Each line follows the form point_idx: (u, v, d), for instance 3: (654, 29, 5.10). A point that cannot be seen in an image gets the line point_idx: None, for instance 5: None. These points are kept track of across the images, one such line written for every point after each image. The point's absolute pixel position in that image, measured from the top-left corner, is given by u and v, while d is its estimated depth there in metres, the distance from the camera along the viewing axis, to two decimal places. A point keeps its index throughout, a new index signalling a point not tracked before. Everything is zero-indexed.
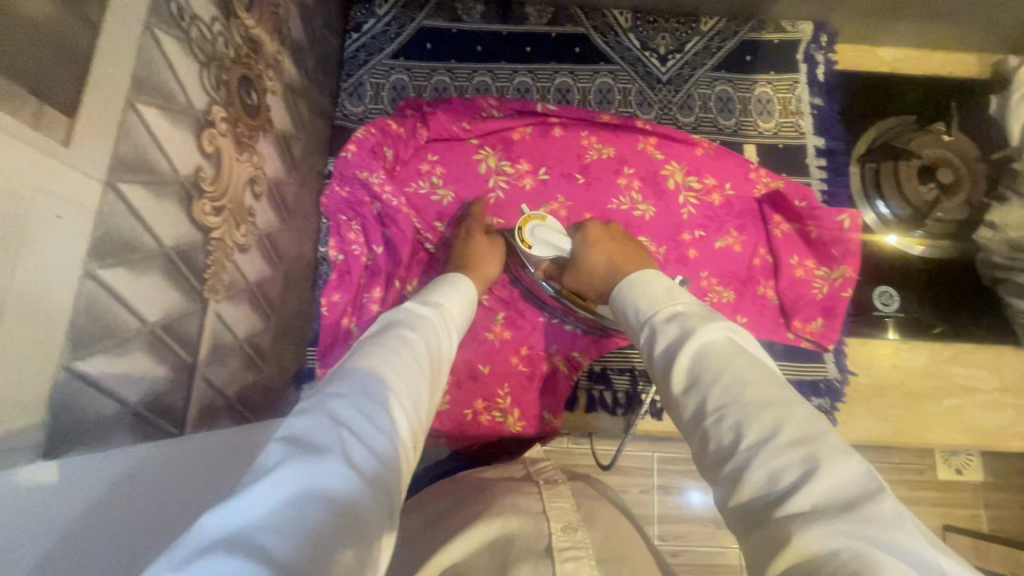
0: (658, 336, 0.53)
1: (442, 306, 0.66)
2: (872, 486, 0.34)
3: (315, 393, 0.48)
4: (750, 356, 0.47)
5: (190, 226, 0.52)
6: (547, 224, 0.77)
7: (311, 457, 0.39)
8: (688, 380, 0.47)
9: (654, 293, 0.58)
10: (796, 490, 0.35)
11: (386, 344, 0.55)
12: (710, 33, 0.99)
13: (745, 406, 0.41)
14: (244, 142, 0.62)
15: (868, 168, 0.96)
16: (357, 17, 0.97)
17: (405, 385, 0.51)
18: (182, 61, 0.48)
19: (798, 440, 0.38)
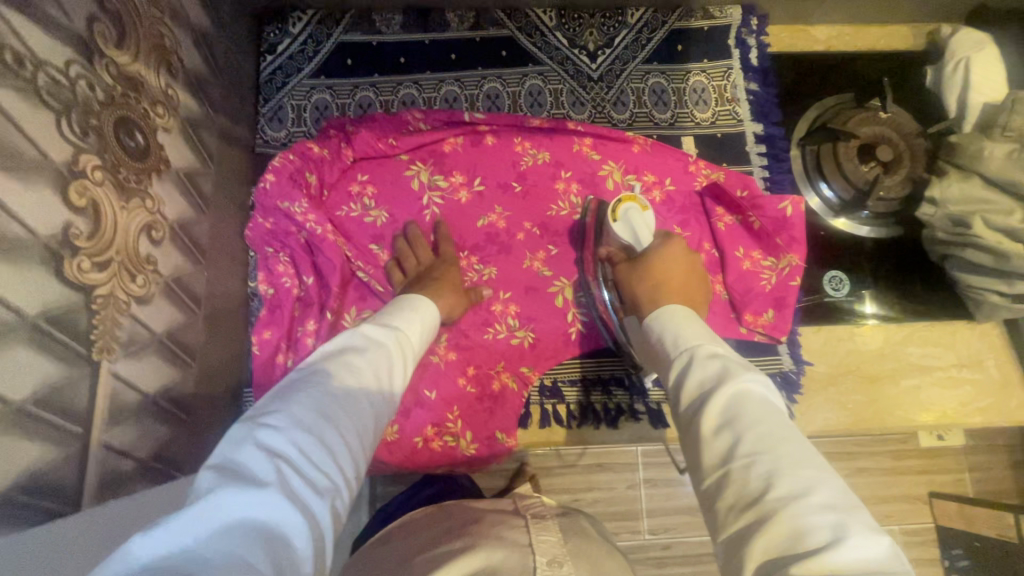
0: (692, 371, 0.54)
1: (399, 328, 0.64)
2: (891, 560, 0.38)
3: (253, 415, 0.46)
4: (781, 414, 0.49)
5: (62, 289, 0.48)
6: (643, 216, 0.79)
7: (243, 484, 0.38)
8: (723, 423, 0.48)
9: (696, 334, 0.59)
10: (823, 548, 0.38)
11: (332, 371, 0.53)
12: (638, 25, 0.96)
13: (779, 461, 0.44)
14: (131, 188, 0.58)
15: (809, 152, 0.94)
16: (270, 37, 0.93)
17: (351, 416, 0.50)
18: (26, 114, 0.45)
19: (830, 505, 0.41)
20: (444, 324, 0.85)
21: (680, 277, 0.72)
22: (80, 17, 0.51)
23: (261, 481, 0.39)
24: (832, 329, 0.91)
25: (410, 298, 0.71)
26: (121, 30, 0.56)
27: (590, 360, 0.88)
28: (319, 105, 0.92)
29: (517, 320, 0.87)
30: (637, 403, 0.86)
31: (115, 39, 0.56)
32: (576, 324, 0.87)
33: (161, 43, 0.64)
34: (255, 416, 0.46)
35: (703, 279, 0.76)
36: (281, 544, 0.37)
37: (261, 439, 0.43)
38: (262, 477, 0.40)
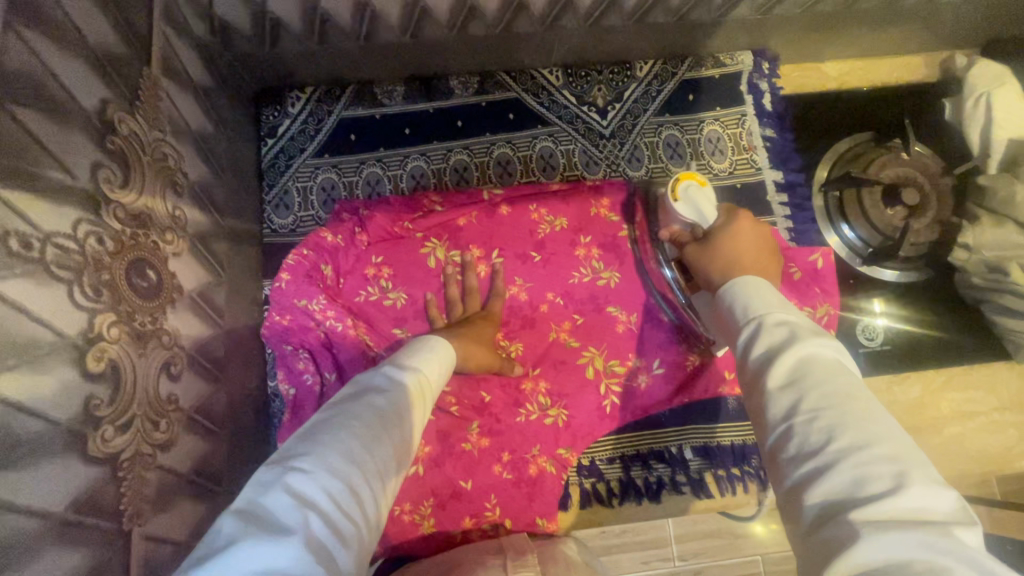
0: (761, 336, 0.46)
1: (422, 373, 0.57)
2: (961, 517, 0.33)
3: (281, 455, 0.44)
4: (853, 374, 0.42)
5: (88, 469, 0.45)
6: (705, 192, 0.75)
7: (267, 533, 0.36)
8: (786, 379, 0.42)
9: (766, 297, 0.50)
10: (879, 500, 0.33)
11: (358, 410, 0.49)
12: (647, 78, 0.93)
13: (842, 413, 0.38)
14: (148, 330, 0.54)
15: (832, 196, 0.91)
16: (270, 119, 0.89)
17: (377, 455, 0.46)
18: (37, 296, 0.41)
19: (893, 457, 0.35)
20: (473, 411, 0.82)
21: (753, 250, 0.66)
22: (83, 170, 0.48)
23: (284, 532, 0.37)
24: (871, 380, 0.88)
25: (433, 341, 0.63)
26: (126, 167, 0.53)
27: (630, 433, 0.88)
28: (324, 185, 0.90)
29: (548, 398, 0.83)
30: (678, 475, 0.87)
31: (119, 179, 0.52)
32: (610, 397, 0.85)
33: (164, 163, 0.60)
34: (282, 456, 0.43)
35: (775, 256, 0.69)
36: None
37: (286, 482, 0.40)
38: (286, 527, 0.37)
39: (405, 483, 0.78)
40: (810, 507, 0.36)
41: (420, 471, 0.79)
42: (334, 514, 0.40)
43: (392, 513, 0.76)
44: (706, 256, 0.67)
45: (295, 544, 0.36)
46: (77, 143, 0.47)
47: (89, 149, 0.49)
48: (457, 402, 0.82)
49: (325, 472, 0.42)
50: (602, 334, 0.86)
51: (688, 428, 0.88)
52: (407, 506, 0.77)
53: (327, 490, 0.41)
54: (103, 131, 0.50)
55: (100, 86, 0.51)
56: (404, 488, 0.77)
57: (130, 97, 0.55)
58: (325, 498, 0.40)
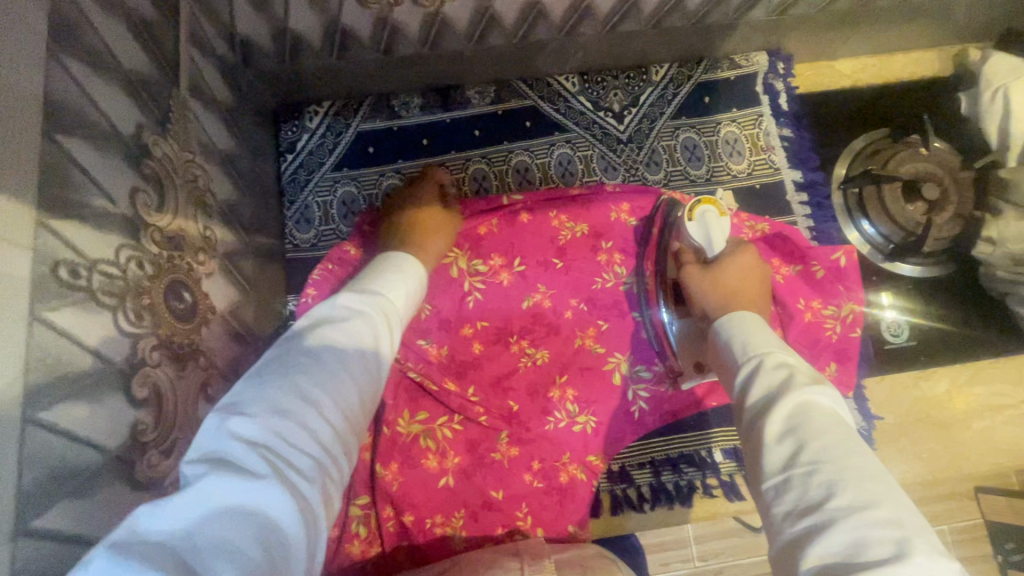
0: (759, 380, 0.48)
1: (383, 296, 0.55)
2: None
3: (234, 396, 0.41)
4: (851, 429, 0.43)
5: (137, 494, 0.45)
6: (720, 221, 0.78)
7: (221, 471, 0.35)
8: (786, 428, 0.43)
9: (764, 340, 0.53)
10: (880, 564, 0.34)
11: (310, 341, 0.46)
12: (663, 81, 0.94)
13: (844, 469, 0.39)
14: (185, 353, 0.54)
15: (851, 194, 0.92)
16: (289, 134, 0.90)
17: (338, 386, 0.44)
18: (86, 324, 0.41)
19: (893, 522, 0.36)
20: (503, 420, 0.81)
21: (751, 283, 0.73)
22: (123, 195, 0.48)
23: (245, 469, 0.35)
24: (897, 376, 0.88)
25: (398, 260, 0.61)
26: (161, 190, 0.53)
27: (655, 438, 0.88)
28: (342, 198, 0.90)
29: (576, 405, 0.83)
30: (709, 478, 0.87)
31: (155, 203, 0.52)
32: (638, 402, 0.85)
33: (195, 183, 0.60)
34: (237, 396, 0.40)
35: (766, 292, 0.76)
36: (276, 533, 0.33)
37: (238, 421, 0.38)
38: (245, 464, 0.35)
39: (436, 494, 0.77)
40: (807, 564, 0.36)
41: (451, 482, 0.78)
42: (296, 447, 0.38)
43: (424, 527, 0.76)
44: (714, 282, 0.71)
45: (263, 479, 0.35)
46: (117, 169, 0.47)
47: (127, 174, 0.49)
48: (485, 411, 0.81)
49: (280, 409, 0.40)
50: (628, 339, 0.86)
51: (715, 432, 0.88)
52: (439, 518, 0.77)
53: (288, 427, 0.39)
54: (139, 156, 0.50)
55: (136, 110, 0.51)
56: (435, 501, 0.77)
57: (162, 120, 0.55)
58: (284, 434, 0.38)
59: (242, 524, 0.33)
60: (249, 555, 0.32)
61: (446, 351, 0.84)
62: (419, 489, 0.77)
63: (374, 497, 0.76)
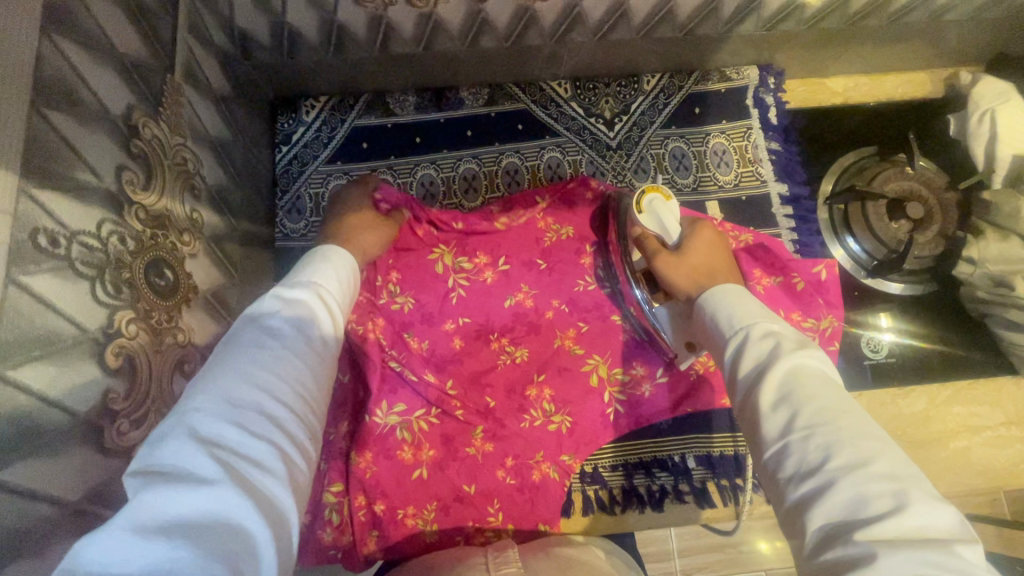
0: (748, 351, 0.47)
1: (319, 284, 0.55)
2: (957, 530, 0.34)
3: (174, 411, 0.39)
4: (842, 388, 0.43)
5: (102, 460, 0.46)
6: (668, 206, 0.79)
7: (172, 485, 0.34)
8: (779, 396, 0.42)
9: (749, 307, 0.51)
10: (881, 519, 0.34)
11: (251, 337, 0.45)
12: (654, 90, 0.95)
13: (838, 430, 0.38)
14: (164, 328, 0.56)
15: (836, 211, 0.93)
16: (285, 127, 0.92)
17: (290, 376, 0.44)
18: (63, 291, 0.43)
19: (891, 475, 0.36)
20: (478, 416, 0.81)
21: (718, 258, 0.73)
22: (107, 171, 0.50)
23: (197, 476, 0.34)
24: (875, 393, 0.89)
25: (333, 250, 0.61)
26: (147, 170, 0.55)
27: (629, 443, 0.89)
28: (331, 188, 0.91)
29: (552, 405, 0.83)
30: (681, 484, 0.89)
31: (142, 182, 0.54)
32: (614, 405, 0.85)
33: (184, 166, 0.62)
34: (178, 411, 0.38)
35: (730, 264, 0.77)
36: (240, 535, 0.33)
37: (185, 426, 0.37)
38: (197, 471, 0.34)
39: (409, 487, 0.77)
40: (812, 523, 0.36)
41: (424, 475, 0.78)
42: (253, 444, 0.37)
43: (394, 517, 0.76)
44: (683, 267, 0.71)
45: (221, 487, 0.34)
46: (104, 147, 0.50)
47: (114, 152, 0.51)
48: (462, 406, 0.81)
49: (231, 409, 0.39)
50: (608, 342, 0.86)
51: (688, 440, 0.89)
52: (410, 510, 0.77)
53: (242, 425, 0.38)
54: (128, 136, 0.53)
55: (128, 93, 0.54)
56: (407, 493, 0.77)
57: (154, 104, 0.58)
58: (238, 433, 0.37)
59: (200, 534, 0.32)
60: (212, 562, 0.31)
61: (427, 345, 0.84)
62: (391, 479, 0.77)
63: (347, 486, 0.76)
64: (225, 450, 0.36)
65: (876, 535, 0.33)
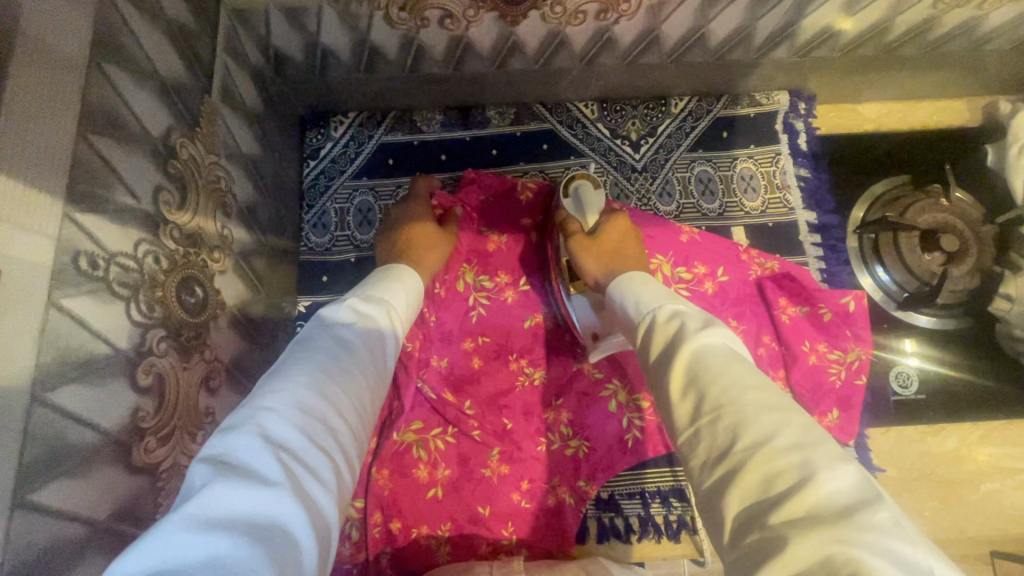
0: (655, 333, 0.50)
1: (388, 304, 0.58)
2: (871, 492, 0.32)
3: (245, 407, 0.40)
4: (748, 363, 0.43)
5: (130, 477, 0.47)
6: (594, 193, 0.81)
7: (238, 476, 0.34)
8: (687, 378, 0.43)
9: (653, 292, 0.55)
10: (789, 494, 0.32)
11: (324, 347, 0.48)
12: (682, 114, 0.94)
13: (741, 407, 0.38)
14: (192, 345, 0.57)
15: (867, 240, 0.91)
16: (313, 142, 0.93)
17: (350, 394, 0.46)
18: (100, 312, 0.44)
19: (798, 445, 0.35)
20: (495, 437, 0.81)
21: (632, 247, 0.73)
22: (146, 193, 0.51)
23: (261, 473, 0.35)
24: (903, 430, 0.86)
25: (403, 270, 0.65)
26: (183, 190, 0.56)
27: (648, 471, 0.88)
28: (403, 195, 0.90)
29: (569, 428, 0.83)
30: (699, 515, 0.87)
31: (177, 202, 0.55)
32: (633, 431, 0.83)
33: (216, 184, 0.64)
34: (250, 407, 0.40)
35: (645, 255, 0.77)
36: (288, 543, 0.33)
37: (257, 422, 0.38)
38: (262, 468, 0.35)
39: (425, 506, 0.77)
40: (728, 511, 0.35)
41: (439, 495, 0.78)
42: (314, 452, 0.39)
43: (410, 536, 0.76)
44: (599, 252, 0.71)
45: (279, 489, 0.34)
46: (143, 169, 0.51)
47: (153, 173, 0.52)
48: (479, 426, 0.81)
49: (299, 414, 0.40)
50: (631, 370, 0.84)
51: None
52: (424, 529, 0.77)
53: (307, 430, 0.39)
54: (165, 157, 0.54)
55: (168, 115, 0.55)
56: (423, 511, 0.77)
57: (192, 124, 0.59)
58: (302, 439, 0.38)
59: (256, 533, 0.32)
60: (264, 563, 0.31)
61: (446, 363, 0.85)
62: (407, 498, 0.77)
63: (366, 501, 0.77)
64: (292, 450, 0.37)
65: (782, 513, 0.32)
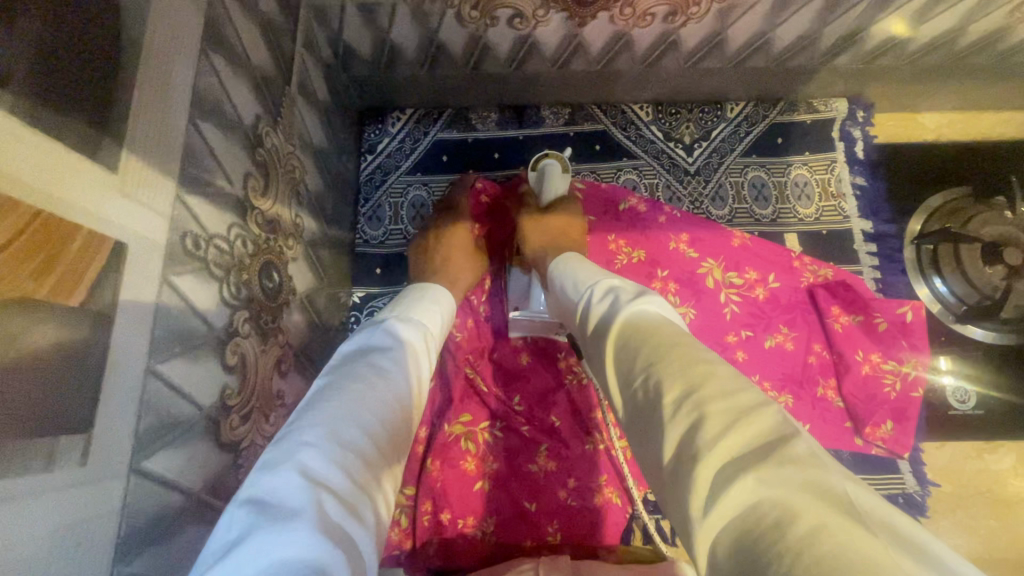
0: (591, 309, 0.53)
1: (422, 327, 0.58)
2: (787, 428, 0.32)
3: (284, 441, 0.39)
4: (676, 325, 0.46)
5: (218, 452, 0.48)
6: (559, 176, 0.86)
7: (277, 519, 0.33)
8: (618, 342, 0.46)
9: (585, 273, 0.59)
10: (714, 439, 0.32)
11: (363, 375, 0.47)
12: (737, 118, 0.94)
13: (668, 361, 0.39)
14: (269, 328, 0.58)
15: (924, 250, 0.89)
16: (371, 137, 0.95)
17: (387, 425, 0.45)
18: (199, 290, 0.46)
19: (718, 393, 0.35)
20: (543, 433, 0.81)
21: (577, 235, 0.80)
22: (238, 179, 0.52)
23: (301, 515, 0.33)
24: (959, 444, 0.85)
25: (433, 292, 0.66)
26: (267, 177, 0.58)
27: None
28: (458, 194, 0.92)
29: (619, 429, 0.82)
30: None
31: (261, 188, 0.57)
32: None
33: (292, 173, 0.65)
34: (289, 441, 0.39)
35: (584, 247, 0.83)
36: None
37: (298, 458, 0.37)
38: (301, 510, 0.34)
39: (473, 499, 0.77)
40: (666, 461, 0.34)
41: (486, 488, 0.77)
42: (350, 492, 0.37)
43: (455, 528, 0.75)
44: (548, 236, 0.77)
45: (320, 533, 0.33)
46: (238, 155, 0.52)
47: (244, 160, 0.54)
48: (527, 422, 0.82)
49: (338, 447, 0.39)
50: None
51: None
52: (469, 521, 0.76)
53: (345, 467, 0.38)
54: (254, 144, 0.56)
55: (257, 105, 0.57)
56: (470, 503, 0.76)
57: (274, 114, 0.61)
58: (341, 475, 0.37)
59: None
60: None
61: (500, 358, 0.87)
62: (455, 488, 0.77)
63: (418, 489, 0.78)
64: (330, 489, 0.36)
65: (713, 459, 0.31)
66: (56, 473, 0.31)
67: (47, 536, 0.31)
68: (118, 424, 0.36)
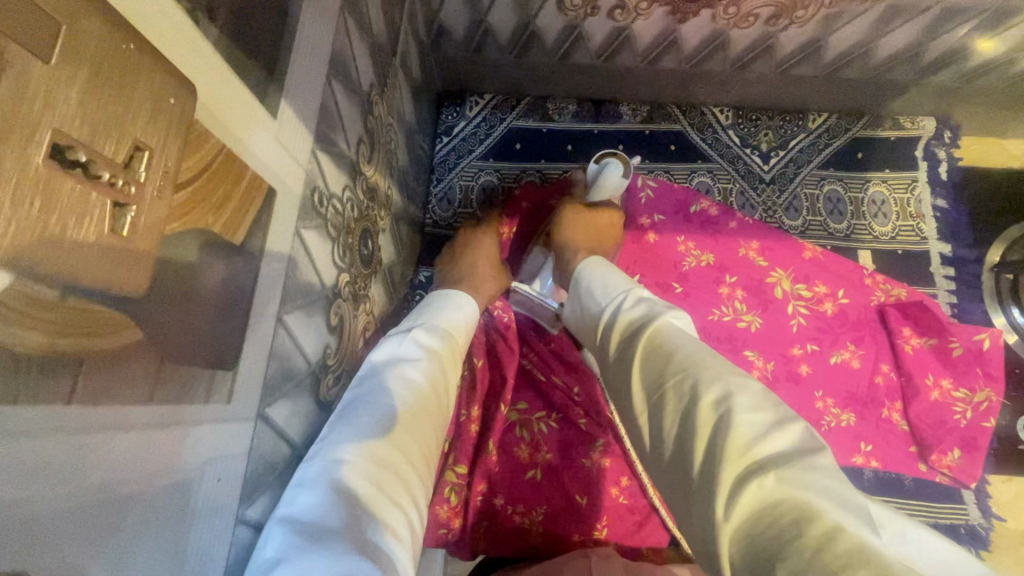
0: (620, 320, 0.48)
1: (450, 330, 0.57)
2: (813, 443, 0.32)
3: (313, 463, 0.39)
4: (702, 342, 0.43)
5: (316, 410, 0.49)
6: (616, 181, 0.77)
7: (315, 540, 0.33)
8: (647, 351, 0.43)
9: (613, 281, 0.54)
10: (754, 443, 0.32)
11: (392, 389, 0.46)
12: (818, 130, 0.93)
13: (704, 370, 0.38)
14: (360, 295, 0.59)
15: (1004, 279, 0.87)
16: (447, 119, 0.96)
17: (416, 437, 0.44)
18: (319, 247, 0.46)
19: (757, 405, 0.34)
20: (598, 428, 0.78)
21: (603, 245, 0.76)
22: (352, 142, 0.53)
23: (335, 535, 0.33)
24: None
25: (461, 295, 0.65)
26: (372, 145, 0.59)
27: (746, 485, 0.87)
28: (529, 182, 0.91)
29: None
30: None
31: (368, 155, 0.58)
32: None
33: (388, 144, 0.66)
34: (318, 463, 0.39)
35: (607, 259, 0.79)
36: None
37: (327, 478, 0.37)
38: (335, 531, 0.34)
39: (524, 486, 0.73)
40: (696, 467, 0.34)
41: (539, 476, 0.73)
42: (385, 508, 0.37)
43: (507, 512, 0.72)
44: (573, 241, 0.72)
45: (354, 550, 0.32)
46: (355, 119, 0.53)
47: (359, 125, 0.54)
48: (583, 414, 0.79)
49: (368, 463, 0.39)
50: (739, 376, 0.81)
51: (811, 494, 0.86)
52: (520, 507, 0.72)
53: (377, 485, 0.38)
54: (367, 111, 0.56)
55: (372, 73, 0.57)
56: (523, 491, 0.73)
57: (383, 84, 0.61)
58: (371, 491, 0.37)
59: None
60: None
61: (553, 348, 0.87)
62: (506, 475, 0.74)
63: (472, 469, 0.73)
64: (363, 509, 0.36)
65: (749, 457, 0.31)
66: (211, 405, 0.32)
67: (199, 467, 0.31)
68: (255, 365, 0.37)
